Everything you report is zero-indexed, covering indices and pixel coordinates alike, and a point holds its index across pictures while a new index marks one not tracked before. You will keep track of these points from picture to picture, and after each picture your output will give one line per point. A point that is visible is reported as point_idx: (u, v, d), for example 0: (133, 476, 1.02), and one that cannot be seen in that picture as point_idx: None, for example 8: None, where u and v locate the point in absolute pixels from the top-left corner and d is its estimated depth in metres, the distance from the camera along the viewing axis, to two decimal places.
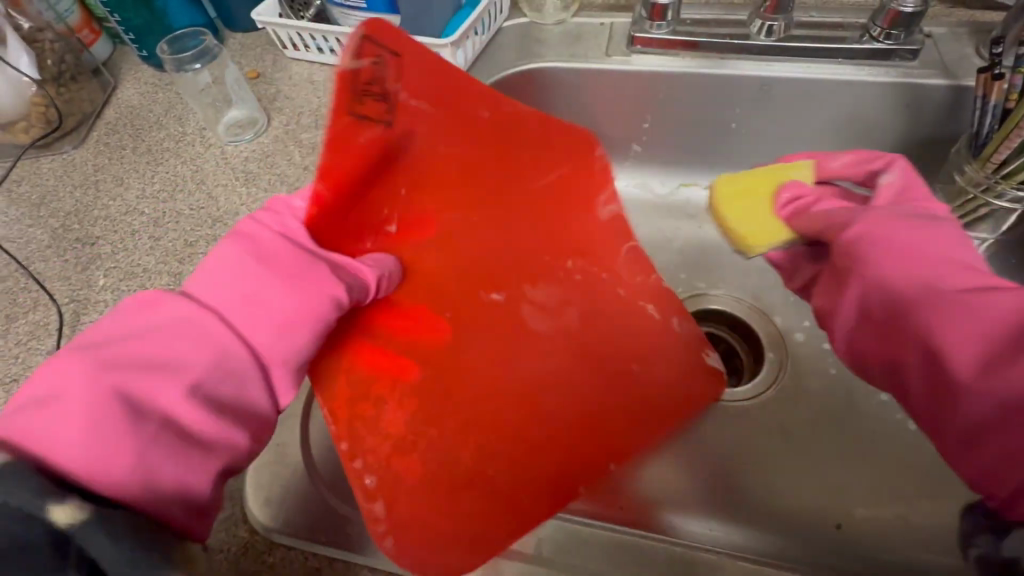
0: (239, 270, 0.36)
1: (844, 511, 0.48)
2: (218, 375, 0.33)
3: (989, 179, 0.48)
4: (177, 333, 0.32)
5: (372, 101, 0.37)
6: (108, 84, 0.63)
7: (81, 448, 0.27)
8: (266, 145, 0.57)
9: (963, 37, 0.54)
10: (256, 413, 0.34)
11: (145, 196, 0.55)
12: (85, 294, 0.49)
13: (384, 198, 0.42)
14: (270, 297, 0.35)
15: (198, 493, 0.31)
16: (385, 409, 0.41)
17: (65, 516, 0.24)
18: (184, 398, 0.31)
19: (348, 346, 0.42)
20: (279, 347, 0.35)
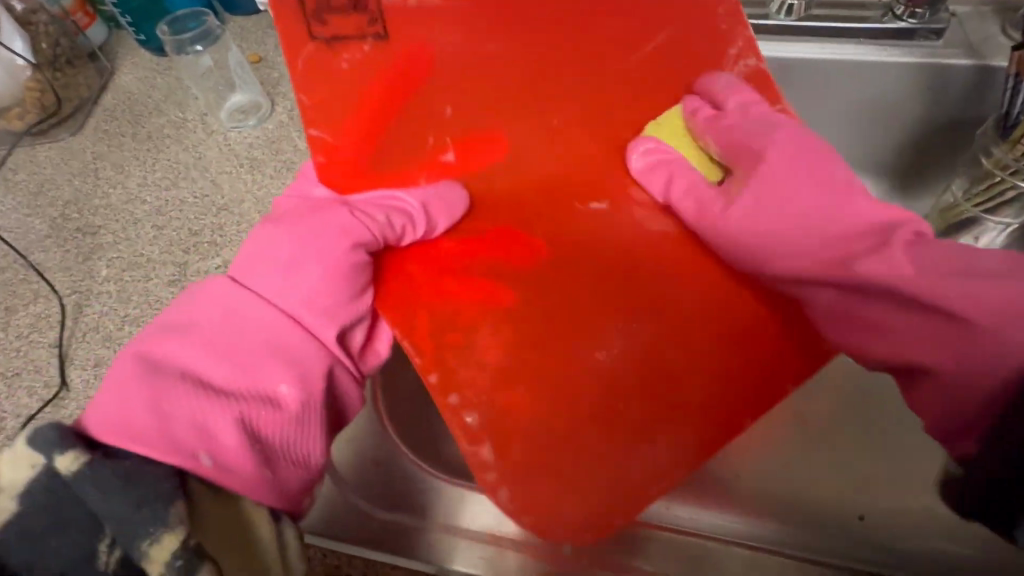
0: (261, 242, 0.39)
1: (867, 503, 0.47)
2: (238, 331, 0.35)
3: (1018, 162, 0.47)
4: (203, 303, 0.36)
5: (352, 16, 0.39)
6: (105, 70, 0.60)
7: (140, 416, 0.30)
8: (271, 131, 0.55)
9: (989, 15, 0.51)
10: (300, 359, 0.35)
11: (146, 184, 0.53)
12: (87, 286, 0.47)
13: (432, 117, 0.46)
14: (279, 249, 0.38)
15: (230, 451, 0.31)
16: (477, 338, 0.40)
17: (66, 463, 0.27)
18: (204, 354, 0.33)
19: (423, 289, 0.41)
20: (297, 292, 0.37)
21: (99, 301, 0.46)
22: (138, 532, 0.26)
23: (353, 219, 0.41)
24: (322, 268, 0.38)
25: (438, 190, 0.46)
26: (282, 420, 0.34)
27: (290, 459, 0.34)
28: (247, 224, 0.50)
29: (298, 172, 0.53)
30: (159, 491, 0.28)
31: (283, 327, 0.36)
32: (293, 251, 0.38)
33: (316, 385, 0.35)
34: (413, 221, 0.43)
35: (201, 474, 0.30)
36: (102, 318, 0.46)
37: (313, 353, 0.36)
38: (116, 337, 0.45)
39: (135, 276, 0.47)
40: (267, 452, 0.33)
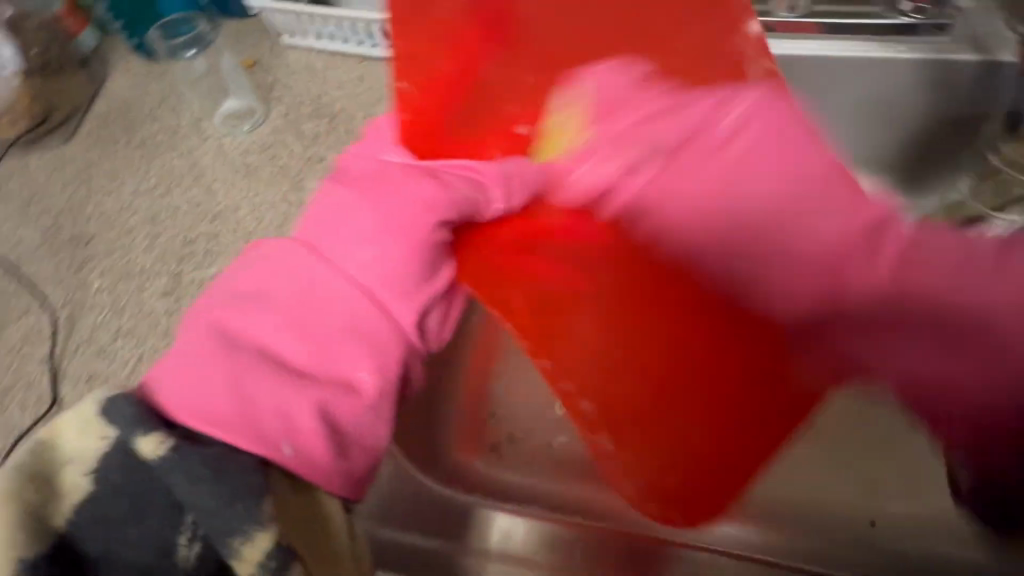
0: (338, 201, 0.32)
1: (878, 507, 0.47)
2: (310, 309, 0.30)
3: None
4: (275, 263, 0.31)
5: None
6: (96, 75, 0.59)
7: (219, 400, 0.27)
8: (266, 136, 0.54)
9: (994, 10, 0.50)
10: (381, 343, 0.30)
11: (140, 192, 0.52)
12: (80, 297, 0.46)
13: (512, 80, 0.37)
14: (358, 215, 0.32)
15: (309, 441, 0.28)
16: (583, 321, 0.36)
17: (150, 446, 0.25)
18: (278, 328, 0.29)
19: (495, 272, 0.35)
20: (384, 271, 0.31)
21: (93, 312, 0.46)
22: (229, 528, 0.25)
23: (433, 185, 0.33)
24: (406, 240, 0.31)
25: (517, 161, 0.36)
26: (358, 411, 0.29)
27: (366, 448, 0.29)
28: (242, 232, 0.49)
29: (293, 179, 0.51)
30: (245, 484, 0.25)
31: (361, 305, 0.30)
32: (378, 218, 0.32)
33: (397, 372, 0.30)
34: (491, 196, 0.34)
35: (279, 463, 0.27)
36: (96, 330, 0.45)
37: (391, 334, 0.30)
38: (109, 350, 0.44)
39: (129, 287, 0.47)
40: (343, 444, 0.29)
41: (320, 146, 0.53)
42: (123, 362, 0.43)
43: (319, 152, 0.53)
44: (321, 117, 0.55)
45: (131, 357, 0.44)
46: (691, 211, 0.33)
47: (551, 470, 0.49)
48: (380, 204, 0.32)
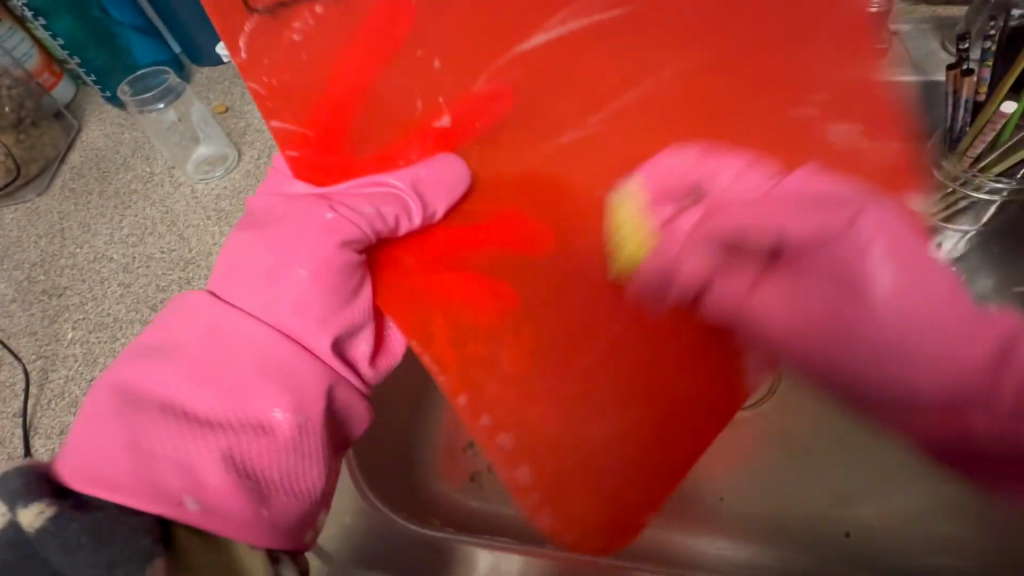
0: (244, 250, 0.36)
1: (852, 517, 0.48)
2: (218, 352, 0.33)
3: (966, 173, 0.47)
4: (185, 322, 0.34)
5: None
6: (72, 128, 0.61)
7: (120, 461, 0.29)
8: (239, 180, 0.56)
9: (929, 33, 0.53)
10: (293, 378, 0.33)
11: (113, 241, 0.53)
12: (53, 350, 0.47)
13: (410, 79, 0.38)
14: (256, 258, 0.36)
15: (214, 494, 0.29)
16: (498, 348, 0.36)
17: (30, 517, 0.27)
18: (183, 383, 0.32)
19: (419, 281, 0.37)
20: (290, 310, 0.34)
21: (66, 364, 0.46)
22: None
23: (329, 206, 0.37)
24: (307, 269, 0.35)
25: (429, 166, 0.40)
26: (272, 451, 0.31)
27: (290, 492, 0.32)
28: (215, 277, 0.50)
29: None
30: (133, 549, 0.27)
31: (272, 342, 0.33)
32: (275, 259, 0.35)
33: (315, 407, 0.32)
34: (405, 207, 0.38)
35: (184, 518, 0.29)
36: (68, 383, 0.45)
37: (309, 369, 0.33)
38: (82, 402, 0.44)
39: (101, 337, 0.47)
40: (266, 488, 0.31)
41: None
42: None
43: None
44: None
45: None
46: (775, 300, 0.32)
47: None
48: (276, 247, 0.36)
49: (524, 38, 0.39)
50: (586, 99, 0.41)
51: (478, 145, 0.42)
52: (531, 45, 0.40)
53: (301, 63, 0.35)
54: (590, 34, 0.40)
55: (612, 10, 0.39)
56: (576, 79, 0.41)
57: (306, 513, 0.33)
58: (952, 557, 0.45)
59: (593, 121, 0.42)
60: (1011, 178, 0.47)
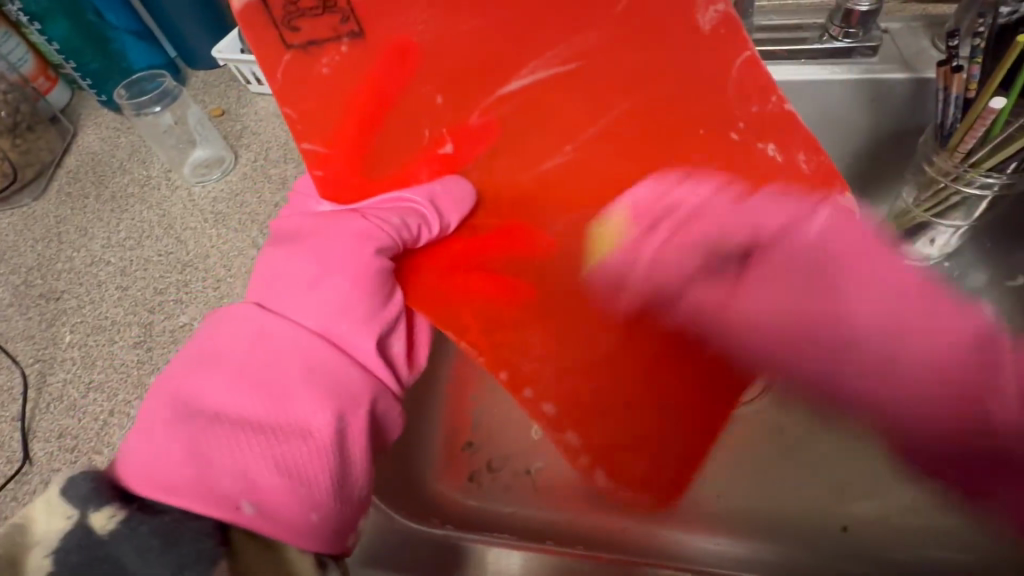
0: (281, 263, 0.38)
1: (848, 511, 0.48)
2: (267, 358, 0.33)
3: (957, 168, 0.48)
4: (230, 331, 0.35)
5: (319, 21, 0.37)
6: (67, 133, 0.61)
7: (180, 465, 0.29)
8: (235, 183, 0.56)
9: (919, 31, 0.53)
10: (342, 382, 0.34)
11: (111, 244, 0.53)
12: (51, 353, 0.47)
13: (419, 107, 0.42)
14: (299, 266, 0.37)
15: (271, 498, 0.30)
16: (531, 341, 0.38)
17: (103, 520, 0.27)
18: (235, 390, 0.32)
19: (446, 286, 0.39)
20: (331, 315, 0.35)
21: (64, 367, 0.46)
22: None
23: (362, 217, 0.39)
24: (350, 276, 0.36)
25: (443, 184, 0.43)
26: (328, 452, 0.31)
27: (341, 499, 0.32)
28: (212, 279, 0.50)
29: (262, 224, 0.53)
30: (199, 551, 0.27)
31: (317, 347, 0.34)
32: (317, 267, 0.37)
33: (361, 410, 0.34)
34: (426, 217, 0.41)
35: (242, 523, 0.29)
36: (66, 386, 0.45)
37: (351, 372, 0.34)
38: (80, 405, 0.44)
39: (100, 340, 0.47)
40: (322, 492, 0.31)
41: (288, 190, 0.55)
42: (93, 417, 0.43)
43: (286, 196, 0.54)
44: (288, 162, 0.57)
45: (102, 411, 0.44)
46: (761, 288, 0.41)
47: (533, 497, 0.49)
48: (319, 256, 0.37)
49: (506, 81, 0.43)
50: (565, 129, 0.45)
51: (479, 161, 0.46)
52: (512, 89, 0.43)
53: (325, 89, 0.39)
54: (551, 83, 0.43)
55: (568, 62, 0.42)
56: (547, 110, 0.44)
57: (355, 519, 0.33)
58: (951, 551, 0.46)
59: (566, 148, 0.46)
60: (1001, 173, 0.46)
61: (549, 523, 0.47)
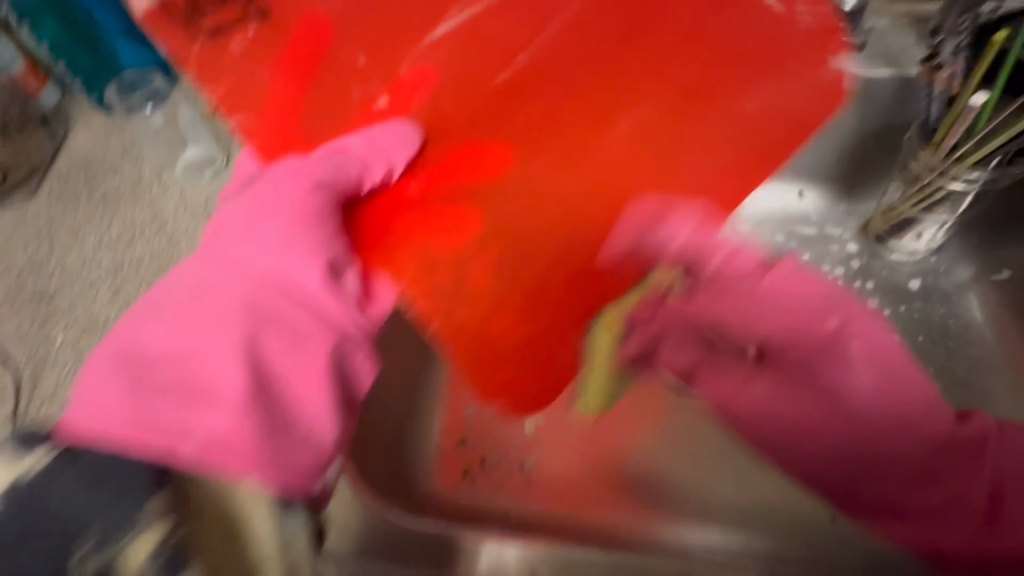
0: (239, 212, 0.45)
1: None
2: (206, 314, 0.40)
3: (942, 163, 0.48)
4: (180, 292, 0.42)
5: (229, 9, 0.47)
6: (58, 133, 0.61)
7: (126, 421, 0.37)
8: (228, 182, 0.56)
9: (905, 28, 0.54)
10: (286, 325, 0.41)
11: (103, 244, 0.53)
12: (44, 353, 0.47)
13: (345, 71, 0.48)
14: (240, 226, 0.44)
15: (218, 436, 0.36)
16: (471, 265, 0.45)
17: (37, 458, 0.34)
18: (184, 337, 0.40)
19: (396, 223, 0.46)
20: (282, 260, 0.42)
21: (57, 367, 0.46)
22: (118, 528, 0.32)
23: (305, 176, 0.45)
24: (281, 221, 0.43)
25: (386, 129, 0.47)
26: (269, 396, 0.38)
27: (295, 441, 0.38)
28: None
29: None
30: (139, 481, 0.33)
31: (257, 294, 0.41)
32: (266, 230, 0.43)
33: (314, 338, 0.41)
34: (367, 168, 0.46)
35: (179, 467, 0.34)
36: (60, 387, 0.45)
37: (298, 316, 0.41)
38: (73, 406, 0.44)
39: (93, 340, 0.47)
40: (263, 433, 0.37)
41: None
42: None
43: None
44: None
45: None
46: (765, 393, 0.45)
47: (526, 493, 0.49)
48: (264, 214, 0.44)
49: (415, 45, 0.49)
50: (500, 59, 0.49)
51: (422, 99, 0.49)
52: (444, 30, 0.49)
53: (249, 75, 0.47)
54: (476, 20, 0.50)
55: (477, 7, 0.50)
56: (483, 42, 0.49)
57: (321, 457, 0.38)
58: None
59: (529, 56, 0.49)
60: (985, 167, 0.47)
61: (542, 518, 0.47)
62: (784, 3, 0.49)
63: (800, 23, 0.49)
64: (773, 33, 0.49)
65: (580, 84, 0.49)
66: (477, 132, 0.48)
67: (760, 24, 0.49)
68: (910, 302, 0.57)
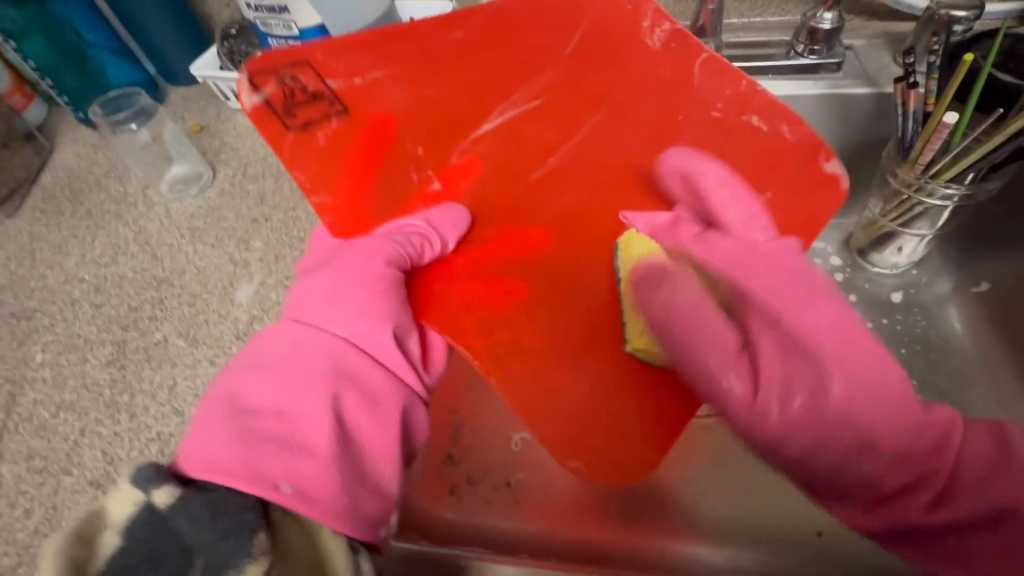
0: (310, 284, 0.37)
1: (826, 519, 0.48)
2: (292, 362, 0.33)
3: (919, 179, 0.49)
4: (278, 342, 0.35)
5: (304, 109, 0.41)
6: (43, 149, 0.61)
7: (230, 456, 0.29)
8: (213, 199, 0.56)
9: (881, 47, 0.55)
10: (370, 384, 0.34)
11: (86, 262, 0.52)
12: (21, 372, 0.46)
13: (402, 158, 0.43)
14: (319, 283, 0.37)
15: (311, 480, 0.29)
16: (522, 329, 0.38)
17: (162, 497, 0.27)
18: (268, 390, 0.32)
19: (459, 297, 0.39)
20: (353, 324, 0.35)
21: (35, 387, 0.45)
22: (226, 564, 0.26)
23: (373, 237, 0.40)
24: (360, 283, 0.36)
25: (437, 210, 0.42)
26: (348, 448, 0.32)
27: (370, 490, 0.32)
28: (188, 295, 0.50)
29: (240, 240, 0.53)
30: (242, 521, 0.27)
31: (343, 351, 0.35)
32: (332, 278, 0.37)
33: (392, 403, 0.35)
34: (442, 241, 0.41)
35: (279, 502, 0.28)
36: (37, 407, 0.44)
37: (375, 372, 0.35)
38: (51, 426, 0.43)
39: (72, 359, 0.47)
40: (353, 480, 0.31)
41: (267, 205, 0.55)
42: (63, 438, 0.43)
43: (266, 211, 0.55)
44: (267, 178, 0.57)
45: (73, 431, 0.43)
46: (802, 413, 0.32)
47: (514, 509, 0.48)
48: (342, 264, 0.38)
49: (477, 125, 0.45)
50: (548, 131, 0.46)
51: (465, 146, 0.45)
52: (486, 130, 0.46)
53: (315, 152, 0.40)
54: (516, 120, 0.46)
55: (531, 101, 0.46)
56: (524, 142, 0.46)
57: (386, 516, 0.32)
58: None
59: (556, 157, 0.46)
60: (960, 184, 0.47)
61: (524, 538, 0.46)
62: (763, 121, 0.44)
63: (786, 137, 0.43)
64: (770, 149, 0.44)
65: (609, 156, 0.46)
66: (516, 187, 0.45)
67: (751, 135, 0.44)
68: (892, 314, 0.58)
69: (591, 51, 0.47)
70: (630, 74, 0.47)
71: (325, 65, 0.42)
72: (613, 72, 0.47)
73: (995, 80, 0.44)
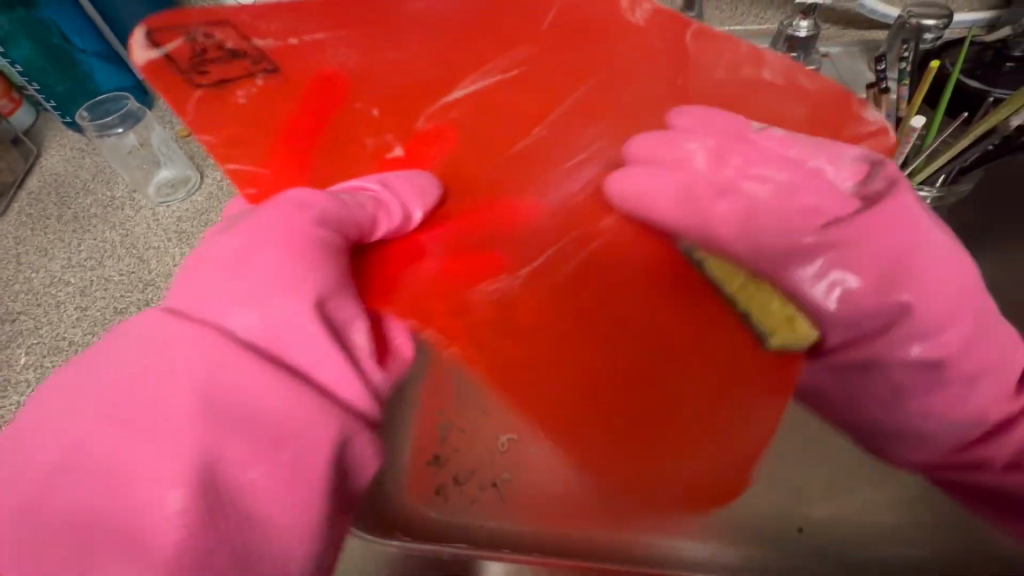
0: (213, 254, 0.32)
1: (803, 514, 0.48)
2: (150, 388, 0.27)
3: None
4: (140, 348, 0.28)
5: (219, 67, 0.41)
6: (30, 153, 0.61)
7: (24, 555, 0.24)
8: (201, 203, 0.56)
9: (856, 55, 0.58)
10: (263, 417, 0.27)
11: (71, 265, 0.52)
12: (5, 375, 0.46)
13: (356, 130, 0.42)
14: (217, 265, 0.31)
15: None
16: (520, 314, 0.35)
17: None
18: (109, 432, 0.26)
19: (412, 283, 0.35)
20: (263, 311, 0.29)
21: (18, 389, 0.45)
22: None
23: (288, 206, 0.34)
24: (276, 255, 0.31)
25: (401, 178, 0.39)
26: (215, 512, 0.25)
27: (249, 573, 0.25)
28: None
29: None
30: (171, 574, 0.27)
31: (228, 358, 0.27)
32: (233, 270, 0.31)
33: (287, 441, 0.27)
34: (390, 210, 0.36)
35: None
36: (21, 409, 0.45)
37: (275, 390, 0.27)
38: None
39: (56, 361, 0.47)
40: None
41: None
42: None
43: None
44: None
45: None
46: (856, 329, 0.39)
47: (499, 508, 0.48)
48: (255, 242, 0.32)
49: (444, 101, 0.43)
50: (529, 109, 0.43)
51: (439, 114, 0.43)
52: (454, 98, 0.43)
53: (243, 118, 0.40)
54: (493, 93, 0.43)
55: (509, 73, 0.44)
56: (496, 116, 0.43)
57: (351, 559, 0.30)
58: (920, 547, 0.45)
59: (542, 128, 0.43)
60: (931, 186, 0.48)
61: (514, 534, 0.46)
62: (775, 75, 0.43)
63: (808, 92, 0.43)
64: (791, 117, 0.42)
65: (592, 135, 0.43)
66: (491, 157, 0.42)
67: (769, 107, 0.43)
68: None
69: (568, 35, 0.45)
70: (589, 46, 0.45)
71: (252, 30, 0.43)
72: (590, 43, 0.45)
73: (963, 86, 0.47)
